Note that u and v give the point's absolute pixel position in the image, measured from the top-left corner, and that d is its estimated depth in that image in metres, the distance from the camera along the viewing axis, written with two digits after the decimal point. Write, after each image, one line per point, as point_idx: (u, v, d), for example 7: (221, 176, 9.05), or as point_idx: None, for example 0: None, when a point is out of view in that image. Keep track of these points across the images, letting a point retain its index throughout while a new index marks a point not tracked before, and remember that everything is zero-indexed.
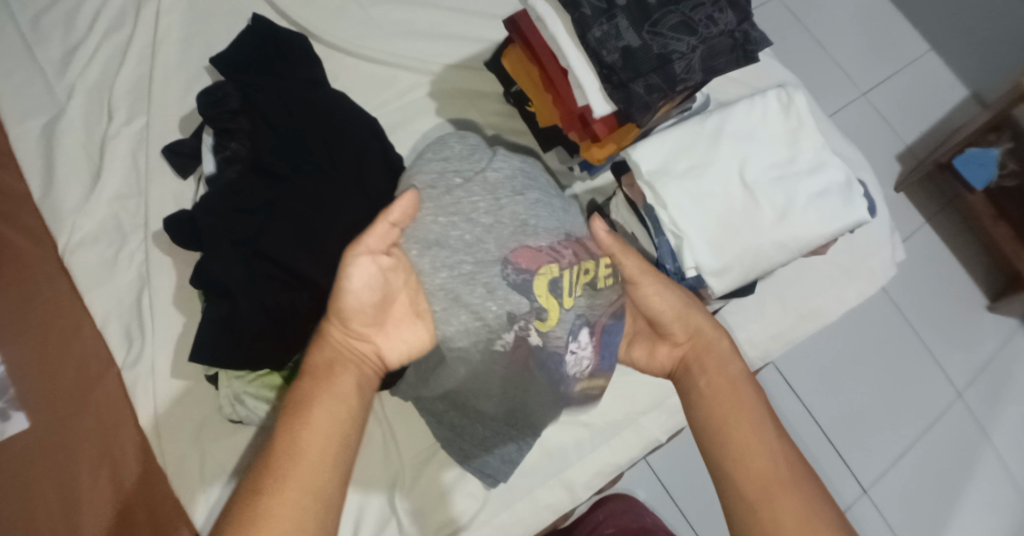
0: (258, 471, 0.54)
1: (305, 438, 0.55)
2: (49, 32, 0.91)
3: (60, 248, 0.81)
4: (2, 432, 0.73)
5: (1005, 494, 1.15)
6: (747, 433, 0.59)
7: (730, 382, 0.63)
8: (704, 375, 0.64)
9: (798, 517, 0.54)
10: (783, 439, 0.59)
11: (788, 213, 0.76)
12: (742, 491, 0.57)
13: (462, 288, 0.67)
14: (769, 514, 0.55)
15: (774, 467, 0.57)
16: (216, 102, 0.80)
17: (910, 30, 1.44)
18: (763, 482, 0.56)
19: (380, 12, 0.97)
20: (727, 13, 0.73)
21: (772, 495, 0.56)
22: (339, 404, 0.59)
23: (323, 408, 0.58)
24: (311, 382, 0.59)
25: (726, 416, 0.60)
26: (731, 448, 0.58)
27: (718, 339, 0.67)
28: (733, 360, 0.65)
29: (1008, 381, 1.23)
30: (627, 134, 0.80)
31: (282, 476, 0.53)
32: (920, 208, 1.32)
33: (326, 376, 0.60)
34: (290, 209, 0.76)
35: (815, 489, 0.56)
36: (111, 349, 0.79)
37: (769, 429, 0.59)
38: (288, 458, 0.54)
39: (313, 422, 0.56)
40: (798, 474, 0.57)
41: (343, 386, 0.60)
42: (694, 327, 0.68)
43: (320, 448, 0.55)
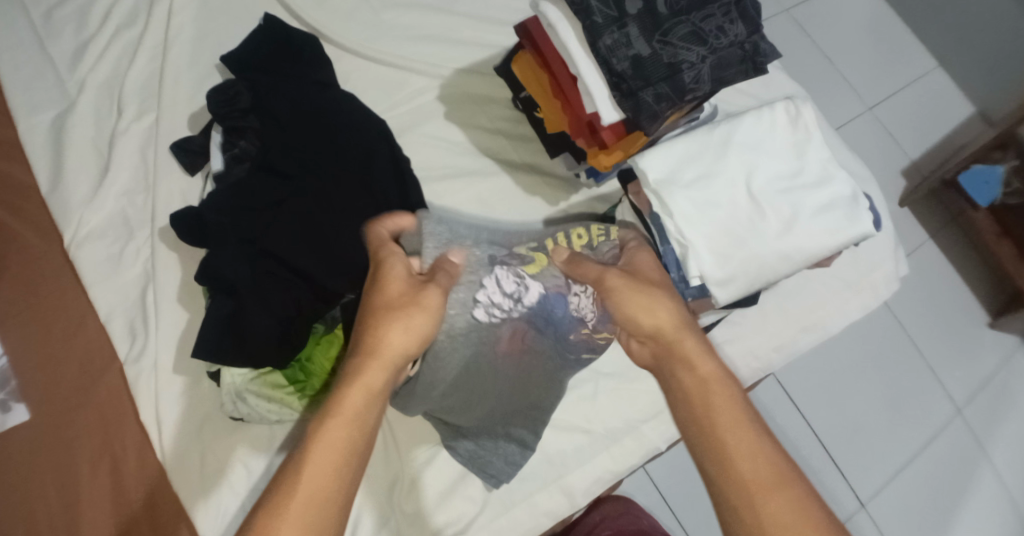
0: (270, 512, 0.50)
1: (325, 489, 0.51)
2: (61, 27, 0.91)
3: (66, 241, 0.82)
4: (4, 424, 0.73)
5: (1003, 512, 1.15)
6: (731, 435, 0.55)
7: (705, 380, 0.59)
8: (679, 376, 0.61)
9: (785, 523, 0.50)
10: (767, 442, 0.55)
11: (794, 224, 0.77)
12: (729, 493, 0.53)
13: (454, 228, 0.76)
14: (755, 518, 0.51)
15: (760, 470, 0.53)
16: (227, 100, 0.82)
17: (917, 47, 1.45)
18: (751, 487, 0.52)
19: (392, 16, 0.98)
20: (737, 24, 0.73)
21: (757, 500, 0.52)
22: (360, 435, 0.55)
23: (344, 452, 0.53)
24: (334, 422, 0.54)
25: (710, 419, 0.57)
26: (718, 449, 0.55)
27: (684, 339, 0.63)
28: (707, 360, 0.61)
29: (1008, 398, 1.23)
30: (636, 143, 0.81)
31: (294, 527, 0.49)
32: (924, 224, 1.32)
33: (351, 416, 0.55)
34: (299, 209, 0.78)
35: (802, 496, 0.52)
36: (114, 343, 0.79)
37: (751, 428, 0.56)
38: (303, 509, 0.50)
39: (332, 470, 0.52)
40: (786, 480, 0.53)
41: (364, 414, 0.56)
42: (666, 321, 0.64)
43: (336, 496, 0.52)
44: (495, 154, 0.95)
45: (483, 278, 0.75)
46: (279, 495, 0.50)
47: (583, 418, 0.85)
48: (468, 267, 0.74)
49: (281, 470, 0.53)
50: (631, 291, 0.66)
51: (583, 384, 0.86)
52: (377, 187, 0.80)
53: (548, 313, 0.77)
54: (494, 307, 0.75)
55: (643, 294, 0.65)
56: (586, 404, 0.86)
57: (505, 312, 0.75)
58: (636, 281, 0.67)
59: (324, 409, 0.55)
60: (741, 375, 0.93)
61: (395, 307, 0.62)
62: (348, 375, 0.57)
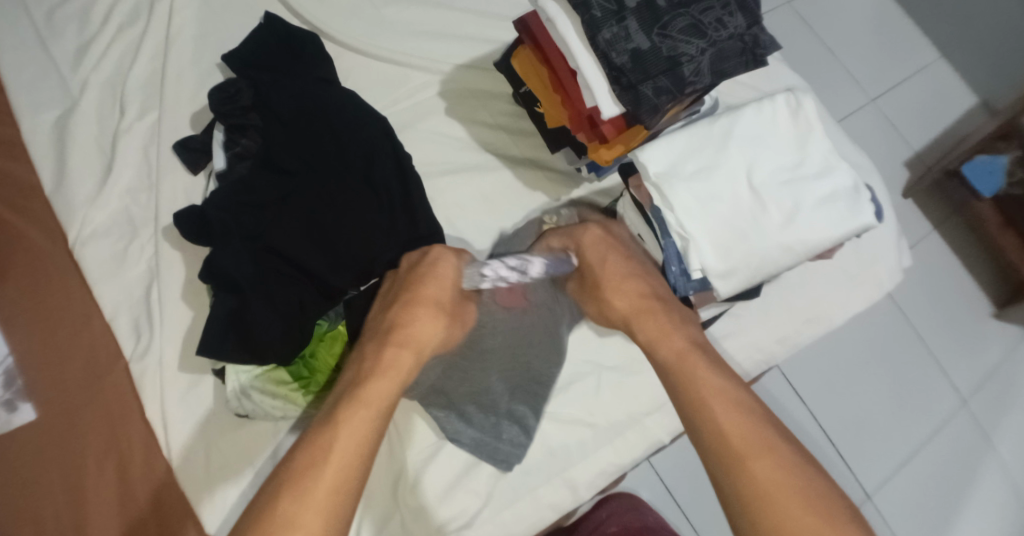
0: (292, 488, 0.58)
1: (347, 464, 0.61)
2: (63, 27, 0.92)
3: (71, 240, 0.82)
4: (11, 422, 0.71)
5: (1008, 503, 1.15)
6: (711, 405, 0.63)
7: (679, 360, 0.68)
8: (658, 358, 0.71)
9: (762, 478, 0.57)
10: (744, 411, 0.62)
11: (796, 216, 0.76)
12: (716, 452, 0.60)
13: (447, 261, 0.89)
14: (736, 470, 0.58)
15: (738, 433, 0.60)
16: (228, 98, 0.81)
17: (920, 38, 1.44)
18: (731, 449, 0.59)
19: (392, 13, 0.98)
20: (736, 16, 0.73)
21: (738, 460, 0.59)
22: (375, 421, 0.65)
23: (364, 432, 0.63)
24: (363, 412, 0.64)
25: (694, 395, 0.65)
26: (703, 413, 0.63)
27: (647, 323, 0.73)
28: (678, 338, 0.71)
29: (1013, 388, 1.23)
30: (636, 135, 0.81)
31: (317, 505, 0.57)
32: (929, 214, 1.31)
33: (377, 409, 0.65)
34: (302, 206, 0.79)
35: (776, 454, 0.59)
36: (119, 340, 0.80)
37: (728, 400, 0.63)
38: (326, 493, 0.58)
39: (358, 457, 0.62)
40: (764, 441, 0.60)
41: (377, 399, 0.66)
42: (634, 311, 0.75)
43: (357, 478, 0.61)
44: (496, 149, 0.95)
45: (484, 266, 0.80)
46: (309, 474, 0.59)
47: (586, 412, 0.85)
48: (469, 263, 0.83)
49: (306, 454, 0.61)
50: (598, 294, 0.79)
51: (585, 378, 0.87)
52: (378, 183, 0.80)
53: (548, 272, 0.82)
54: (501, 281, 0.80)
55: (608, 291, 0.78)
56: (588, 398, 0.86)
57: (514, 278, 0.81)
58: (597, 284, 0.79)
59: (357, 400, 0.65)
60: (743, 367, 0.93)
61: (425, 320, 0.74)
62: (373, 371, 0.68)
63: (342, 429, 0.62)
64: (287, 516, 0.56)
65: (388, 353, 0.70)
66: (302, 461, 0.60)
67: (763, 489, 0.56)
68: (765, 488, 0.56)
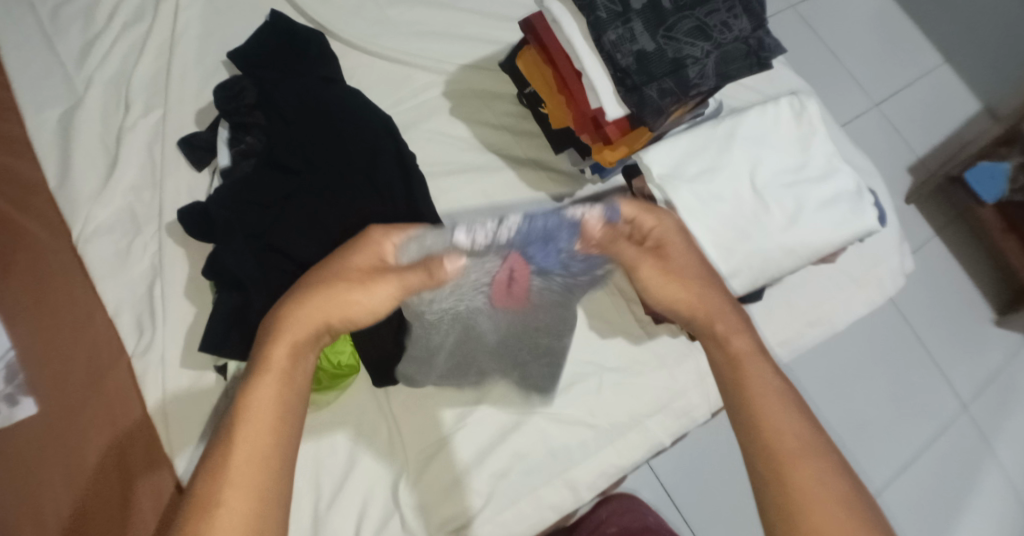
0: (202, 476, 0.51)
1: (253, 445, 0.52)
2: (69, 24, 0.92)
3: (74, 237, 0.82)
4: (12, 417, 0.72)
5: (1008, 507, 1.15)
6: (764, 406, 0.57)
7: (737, 358, 0.62)
8: (713, 353, 0.64)
9: (809, 490, 0.52)
10: (797, 414, 0.57)
11: (797, 219, 0.77)
12: (764, 458, 0.55)
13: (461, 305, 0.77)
14: (783, 480, 0.53)
15: (793, 440, 0.55)
16: (233, 96, 0.83)
17: (923, 43, 1.44)
18: (778, 454, 0.54)
19: (397, 13, 0.98)
20: (742, 19, 0.73)
21: (784, 466, 0.54)
22: (280, 393, 0.55)
23: (266, 407, 0.54)
24: (269, 381, 0.55)
25: (747, 393, 0.59)
26: (754, 415, 0.57)
27: (717, 321, 0.65)
28: (741, 335, 0.64)
29: (1014, 394, 1.23)
30: (640, 137, 0.82)
31: (238, 483, 0.50)
32: (931, 219, 1.32)
33: (286, 376, 0.56)
34: (304, 203, 0.78)
35: (826, 462, 0.54)
36: (122, 337, 0.80)
37: (783, 403, 0.58)
38: (241, 468, 0.51)
39: (272, 429, 0.53)
40: (813, 449, 0.55)
41: (280, 367, 0.56)
42: (699, 302, 0.67)
43: (279, 451, 0.53)
44: (500, 150, 0.95)
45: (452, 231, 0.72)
46: (218, 450, 0.52)
47: (587, 413, 0.85)
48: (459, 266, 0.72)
49: (219, 430, 0.53)
50: (664, 276, 0.69)
51: (587, 379, 0.87)
52: (381, 182, 0.80)
53: (543, 231, 0.75)
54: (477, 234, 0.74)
55: (676, 276, 0.69)
56: (590, 399, 0.86)
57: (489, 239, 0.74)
58: (669, 269, 0.69)
59: (260, 368, 0.56)
60: None
61: (337, 283, 0.61)
62: (271, 337, 0.58)
63: (246, 397, 0.54)
64: (212, 500, 0.50)
65: (285, 318, 0.59)
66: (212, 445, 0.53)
67: (805, 499, 0.52)
68: (809, 498, 0.52)
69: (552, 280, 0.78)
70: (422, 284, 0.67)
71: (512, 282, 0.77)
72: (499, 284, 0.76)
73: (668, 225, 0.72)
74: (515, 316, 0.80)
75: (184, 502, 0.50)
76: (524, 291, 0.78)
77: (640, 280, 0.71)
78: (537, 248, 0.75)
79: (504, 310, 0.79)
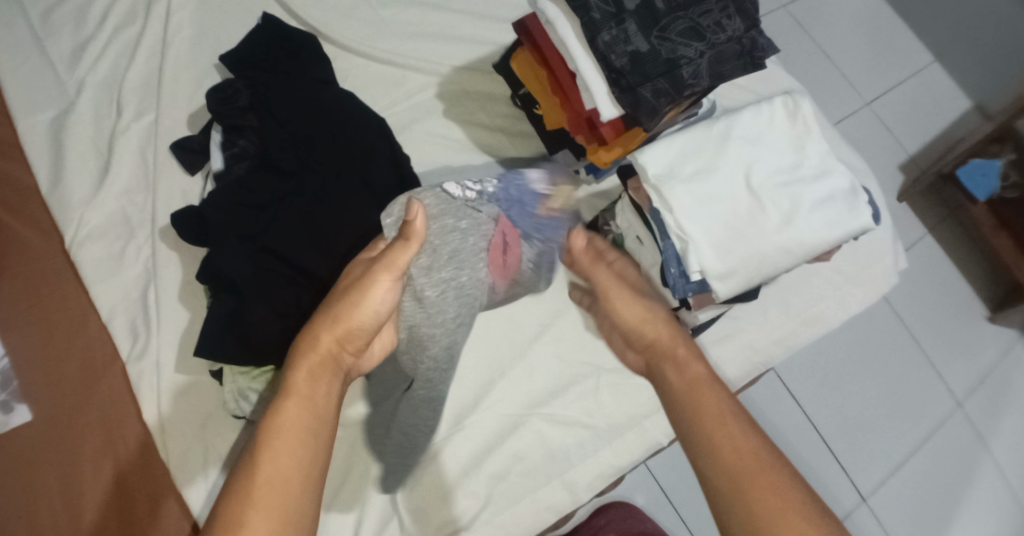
0: (230, 502, 0.51)
1: (284, 464, 0.53)
2: (60, 26, 0.91)
3: (68, 241, 0.82)
4: (7, 424, 0.72)
5: (1002, 503, 1.16)
6: (715, 421, 0.56)
7: (692, 383, 0.60)
8: (670, 379, 0.62)
9: (771, 506, 0.50)
10: (750, 428, 0.56)
11: (793, 218, 0.76)
12: (719, 473, 0.53)
13: (465, 284, 0.76)
14: (744, 498, 0.51)
15: (748, 451, 0.54)
16: (226, 98, 0.81)
17: (914, 42, 1.45)
18: (735, 473, 0.53)
19: (390, 14, 0.98)
20: (735, 19, 0.74)
21: (744, 483, 0.52)
22: (310, 416, 0.56)
23: (296, 431, 0.55)
24: (289, 404, 0.57)
25: (701, 418, 0.57)
26: (704, 431, 0.56)
27: (678, 347, 0.65)
28: (698, 363, 0.62)
29: (1007, 390, 1.24)
30: (634, 139, 0.82)
31: (261, 503, 0.51)
32: (922, 217, 1.32)
33: (307, 397, 0.58)
34: (299, 205, 0.78)
35: (781, 477, 0.52)
36: (117, 342, 0.79)
37: (738, 417, 0.56)
38: (265, 490, 0.51)
39: (294, 452, 0.54)
40: (771, 464, 0.53)
41: (313, 396, 0.58)
42: (663, 332, 0.66)
43: (299, 469, 0.53)
44: (495, 151, 0.95)
45: (443, 185, 0.77)
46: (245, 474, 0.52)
47: (585, 414, 0.85)
48: (452, 213, 0.76)
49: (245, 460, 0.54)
50: (632, 299, 0.71)
51: (584, 380, 0.87)
52: (378, 186, 0.80)
53: (516, 193, 0.81)
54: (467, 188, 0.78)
55: (638, 300, 0.71)
56: (588, 400, 0.86)
57: (478, 190, 0.79)
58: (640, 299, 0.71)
59: (281, 393, 0.57)
60: (743, 370, 0.93)
61: (336, 300, 0.64)
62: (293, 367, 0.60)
63: (268, 422, 0.55)
64: (234, 523, 0.50)
65: (305, 348, 0.61)
66: (239, 475, 0.53)
67: (771, 523, 0.50)
68: (772, 519, 0.50)
69: (536, 247, 0.82)
70: (410, 255, 0.67)
71: (506, 247, 0.79)
72: (497, 248, 0.78)
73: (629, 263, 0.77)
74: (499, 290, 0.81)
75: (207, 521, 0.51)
76: (514, 262, 0.81)
77: (609, 306, 0.73)
78: (516, 208, 0.81)
79: (494, 277, 0.79)
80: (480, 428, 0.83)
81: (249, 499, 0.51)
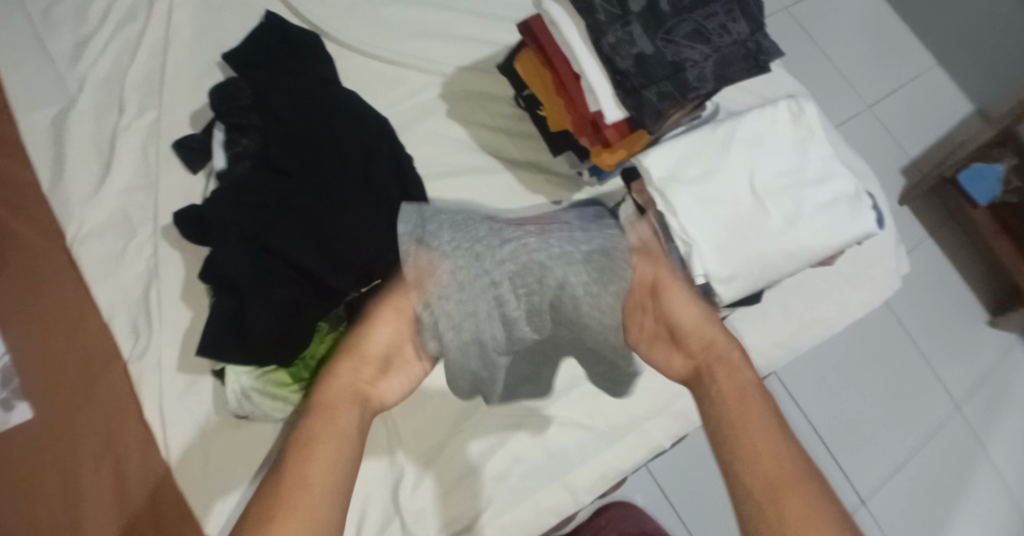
0: (266, 496, 0.54)
1: (319, 466, 0.56)
2: (62, 23, 0.91)
3: (68, 239, 0.81)
4: (7, 422, 0.72)
5: (1001, 506, 1.16)
6: (754, 427, 0.56)
7: (738, 393, 0.60)
8: (716, 384, 0.63)
9: (799, 514, 0.49)
10: (790, 443, 0.55)
11: (796, 221, 0.76)
12: (753, 477, 0.53)
13: (466, 227, 0.71)
14: (772, 505, 0.50)
15: (782, 463, 0.53)
16: (228, 97, 0.81)
17: (915, 45, 1.45)
18: (767, 476, 0.52)
19: (393, 14, 0.98)
20: (740, 22, 0.74)
21: (775, 488, 0.51)
22: (336, 427, 0.60)
23: (322, 436, 0.59)
24: (313, 417, 0.61)
25: (743, 423, 0.57)
26: (741, 439, 0.56)
27: (732, 355, 0.65)
28: (746, 372, 0.63)
29: (1007, 393, 1.24)
30: (639, 140, 0.82)
31: (293, 498, 0.53)
32: (923, 221, 1.33)
33: (326, 416, 0.61)
34: (300, 204, 0.78)
35: (813, 489, 0.51)
36: (116, 340, 0.78)
37: (780, 430, 0.56)
38: (297, 484, 0.54)
39: (320, 456, 0.57)
40: (808, 476, 0.52)
41: (341, 414, 0.62)
42: (714, 341, 0.67)
43: (330, 469, 0.56)
44: (497, 151, 0.95)
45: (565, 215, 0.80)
46: (280, 473, 0.55)
47: (586, 415, 0.86)
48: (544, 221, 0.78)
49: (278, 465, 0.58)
50: (686, 305, 0.71)
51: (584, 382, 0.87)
52: (379, 187, 0.80)
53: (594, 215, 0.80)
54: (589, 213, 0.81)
55: (693, 307, 0.71)
56: (589, 401, 0.86)
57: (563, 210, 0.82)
58: (697, 302, 0.72)
59: (306, 411, 0.62)
60: None
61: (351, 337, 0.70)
62: (316, 393, 0.64)
63: (295, 433, 0.59)
64: (266, 513, 0.52)
65: (329, 374, 0.65)
66: (280, 472, 0.56)
67: (798, 528, 0.48)
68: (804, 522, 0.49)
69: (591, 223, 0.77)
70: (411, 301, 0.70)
71: (532, 222, 0.75)
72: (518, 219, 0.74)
73: (691, 269, 0.77)
74: (517, 228, 0.72)
75: (239, 524, 0.53)
76: (545, 227, 0.74)
77: (663, 313, 0.72)
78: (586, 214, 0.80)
79: (510, 226, 0.72)
80: (482, 431, 0.83)
81: (279, 493, 0.54)
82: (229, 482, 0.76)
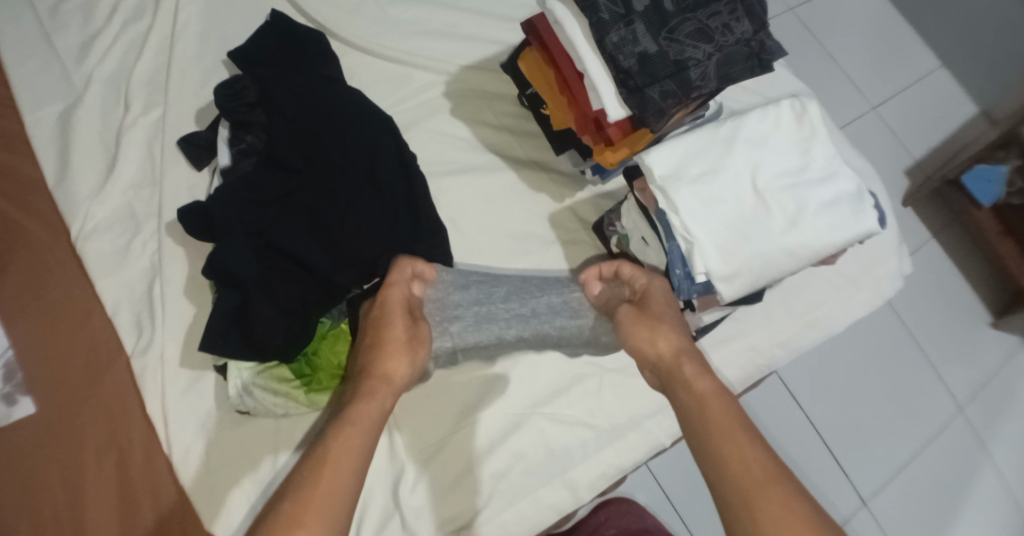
0: (292, 502, 0.55)
1: (341, 480, 0.57)
2: (68, 20, 0.91)
3: (73, 235, 0.82)
4: (10, 416, 0.72)
5: (1003, 508, 1.16)
6: (724, 436, 0.57)
7: (700, 397, 0.62)
8: (681, 397, 0.64)
9: (775, 517, 0.50)
10: (760, 446, 0.56)
11: (799, 221, 0.76)
12: (733, 486, 0.53)
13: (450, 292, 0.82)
14: (748, 514, 0.51)
15: (756, 468, 0.53)
16: (234, 95, 0.81)
17: (920, 47, 1.45)
18: (744, 484, 0.53)
19: (398, 12, 0.98)
20: (743, 22, 0.74)
21: (752, 494, 0.52)
22: (358, 447, 0.61)
23: (352, 454, 0.60)
24: (342, 434, 0.61)
25: (708, 432, 0.58)
26: (713, 449, 0.56)
27: (683, 364, 0.67)
28: (704, 379, 0.64)
29: (1009, 396, 1.24)
30: (641, 139, 0.83)
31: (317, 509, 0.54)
32: (927, 222, 1.32)
33: (350, 431, 0.62)
34: (304, 201, 0.79)
35: (789, 490, 0.52)
36: (121, 337, 0.79)
37: (748, 434, 0.57)
38: (320, 497, 0.55)
39: (344, 471, 0.58)
40: (778, 478, 0.53)
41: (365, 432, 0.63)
42: (670, 353, 0.68)
43: (349, 481, 0.58)
44: (500, 150, 0.95)
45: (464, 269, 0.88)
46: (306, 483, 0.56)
47: (588, 413, 0.85)
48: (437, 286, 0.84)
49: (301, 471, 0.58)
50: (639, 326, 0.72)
51: (586, 380, 0.87)
52: (383, 184, 0.80)
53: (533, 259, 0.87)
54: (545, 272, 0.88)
55: (652, 326, 0.71)
56: (591, 399, 0.86)
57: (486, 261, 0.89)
58: (649, 320, 0.72)
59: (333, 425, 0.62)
60: (746, 370, 0.93)
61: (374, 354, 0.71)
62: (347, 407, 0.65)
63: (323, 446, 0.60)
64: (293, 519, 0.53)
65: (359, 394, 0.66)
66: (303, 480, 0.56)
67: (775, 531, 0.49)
68: (776, 525, 0.49)
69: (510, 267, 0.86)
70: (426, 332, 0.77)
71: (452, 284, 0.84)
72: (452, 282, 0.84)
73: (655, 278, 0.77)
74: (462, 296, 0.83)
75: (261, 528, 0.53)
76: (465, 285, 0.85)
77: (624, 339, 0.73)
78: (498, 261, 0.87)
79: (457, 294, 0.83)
80: (484, 429, 0.83)
81: (305, 502, 0.55)
82: (230, 476, 0.76)
